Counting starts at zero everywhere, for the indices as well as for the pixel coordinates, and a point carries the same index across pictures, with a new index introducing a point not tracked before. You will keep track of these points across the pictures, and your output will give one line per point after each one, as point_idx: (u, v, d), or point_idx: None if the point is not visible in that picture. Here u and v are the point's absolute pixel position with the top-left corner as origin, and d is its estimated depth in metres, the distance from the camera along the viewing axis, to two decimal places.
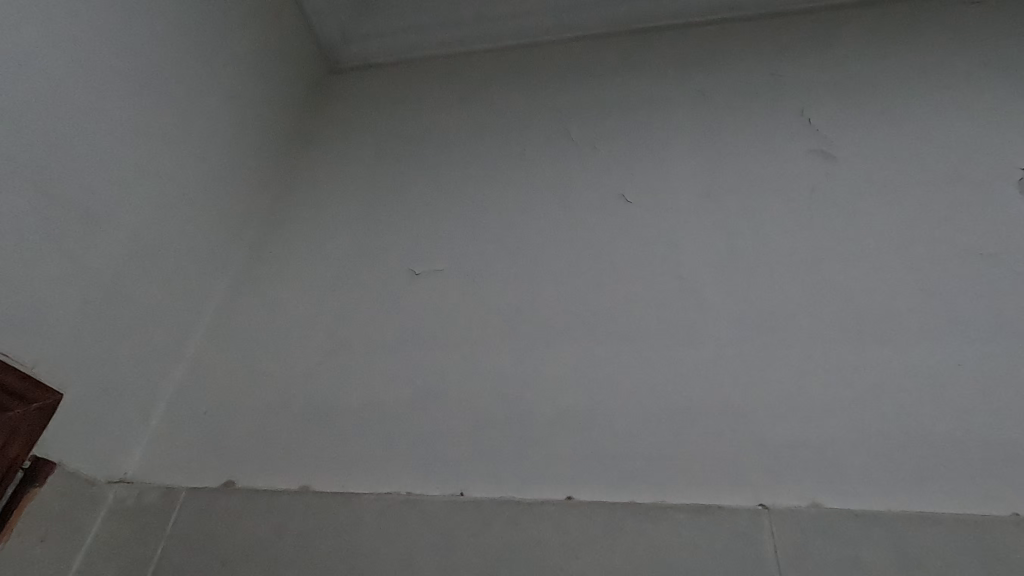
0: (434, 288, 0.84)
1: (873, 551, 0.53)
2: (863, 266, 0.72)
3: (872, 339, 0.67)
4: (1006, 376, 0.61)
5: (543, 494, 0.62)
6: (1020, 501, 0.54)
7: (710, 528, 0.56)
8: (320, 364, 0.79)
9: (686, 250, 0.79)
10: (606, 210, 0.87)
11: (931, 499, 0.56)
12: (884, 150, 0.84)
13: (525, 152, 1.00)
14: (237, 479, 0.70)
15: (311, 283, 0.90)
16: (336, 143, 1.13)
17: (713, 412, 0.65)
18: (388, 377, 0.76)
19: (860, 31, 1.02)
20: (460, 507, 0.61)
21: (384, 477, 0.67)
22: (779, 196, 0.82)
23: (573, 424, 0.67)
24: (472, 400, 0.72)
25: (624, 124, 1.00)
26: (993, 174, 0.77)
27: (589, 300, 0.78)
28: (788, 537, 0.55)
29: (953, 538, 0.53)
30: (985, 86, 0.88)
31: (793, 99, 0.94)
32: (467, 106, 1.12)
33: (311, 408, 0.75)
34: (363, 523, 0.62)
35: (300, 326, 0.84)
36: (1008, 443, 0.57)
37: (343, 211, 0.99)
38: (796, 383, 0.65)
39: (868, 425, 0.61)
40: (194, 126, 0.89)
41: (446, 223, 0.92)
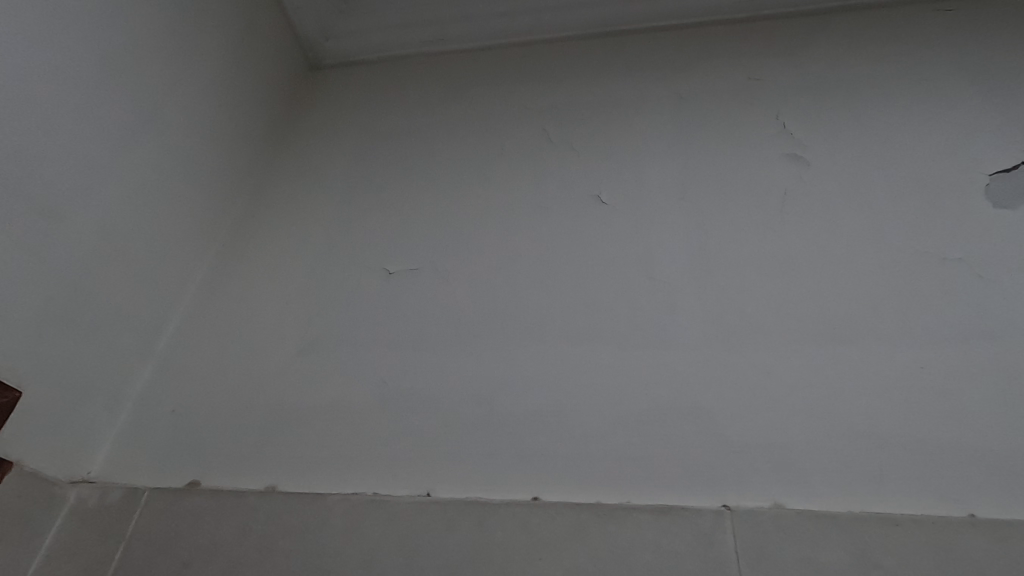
0: (406, 286, 0.83)
1: (832, 551, 0.53)
2: (830, 272, 0.74)
3: (838, 345, 0.68)
4: (963, 381, 0.63)
5: (509, 495, 0.62)
6: (973, 502, 0.55)
7: (672, 528, 0.56)
8: (290, 365, 0.78)
9: (659, 252, 0.80)
10: (583, 207, 0.87)
11: (890, 503, 0.56)
12: (854, 156, 0.85)
13: (503, 147, 0.98)
14: (203, 479, 0.69)
15: (282, 280, 0.88)
16: (312, 136, 1.10)
17: (681, 417, 0.65)
18: (359, 375, 0.75)
19: (836, 36, 1.03)
20: (426, 507, 0.61)
21: (351, 477, 0.66)
22: (752, 200, 0.83)
23: (542, 425, 0.67)
24: (441, 401, 0.71)
25: (603, 118, 0.99)
26: (956, 184, 0.79)
27: (562, 299, 0.77)
28: (749, 538, 0.55)
29: (909, 539, 0.53)
30: (953, 95, 0.90)
31: (771, 100, 0.95)
32: (446, 97, 1.10)
33: (280, 408, 0.74)
34: (328, 524, 0.61)
35: (271, 324, 0.83)
36: (963, 447, 0.59)
37: (317, 206, 0.97)
38: (765, 390, 0.66)
39: (831, 429, 0.62)
40: (165, 111, 0.86)
41: (421, 219, 0.91)
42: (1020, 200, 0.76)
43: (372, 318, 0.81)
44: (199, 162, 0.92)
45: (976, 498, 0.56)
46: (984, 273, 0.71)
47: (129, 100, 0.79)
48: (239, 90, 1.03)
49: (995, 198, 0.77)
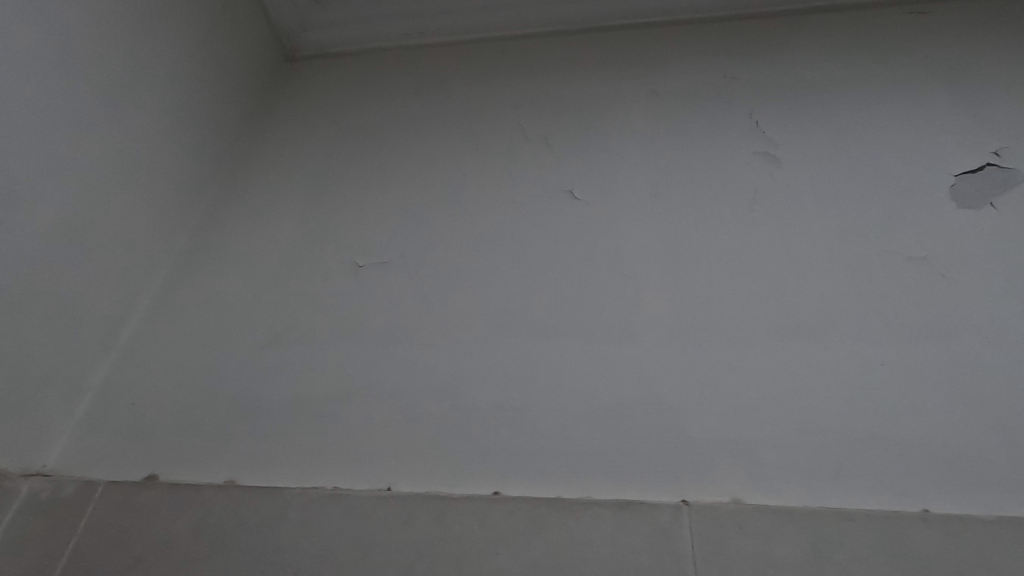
0: (376, 279, 0.82)
1: (786, 547, 0.54)
2: (796, 270, 0.74)
3: (801, 341, 0.68)
4: (922, 377, 0.64)
5: (470, 490, 0.62)
6: (927, 498, 0.56)
7: (630, 523, 0.56)
8: (255, 358, 0.77)
9: (629, 248, 0.80)
10: (555, 203, 0.87)
11: (846, 498, 0.57)
12: (824, 155, 0.86)
13: (478, 142, 0.97)
14: (161, 473, 0.68)
15: (250, 272, 0.86)
16: (286, 128, 1.09)
17: (644, 412, 0.65)
18: (324, 369, 0.74)
19: (811, 36, 1.03)
20: (386, 501, 0.61)
21: (311, 472, 0.66)
22: (723, 197, 0.83)
23: (507, 419, 0.67)
24: (405, 394, 0.70)
25: (578, 113, 0.98)
26: (922, 184, 0.80)
27: (530, 294, 0.77)
28: (705, 533, 0.55)
29: (863, 535, 0.54)
30: (924, 97, 0.90)
31: (745, 98, 0.95)
32: (423, 90, 1.09)
33: (243, 401, 0.73)
34: (286, 518, 0.61)
35: (238, 316, 0.82)
36: (919, 443, 0.60)
37: (288, 197, 0.96)
38: (728, 387, 0.66)
39: (791, 425, 0.62)
40: (132, 99, 0.84)
41: (393, 212, 0.90)
42: (984, 201, 0.77)
43: (340, 311, 0.80)
44: (167, 151, 0.91)
45: (930, 494, 0.56)
46: (946, 272, 0.71)
47: (93, 86, 0.78)
48: (211, 79, 1.01)
49: (960, 199, 0.78)
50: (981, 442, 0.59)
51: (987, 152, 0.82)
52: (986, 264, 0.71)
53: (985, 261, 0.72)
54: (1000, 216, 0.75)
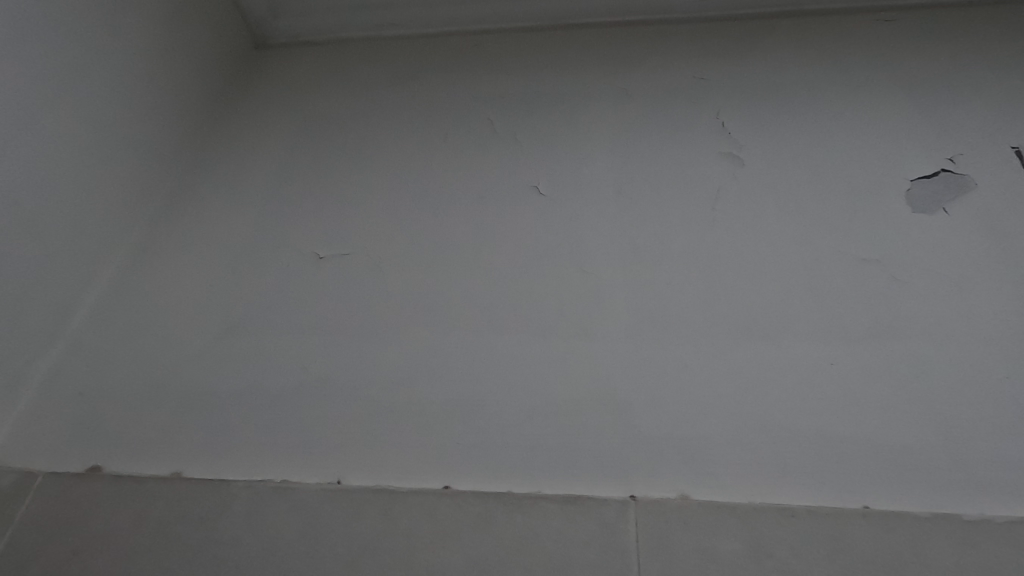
0: (337, 270, 0.81)
1: (729, 542, 0.54)
2: (754, 270, 0.75)
3: (755, 339, 0.69)
4: (870, 376, 0.65)
5: (420, 483, 0.61)
6: (869, 495, 0.57)
7: (577, 517, 0.56)
8: (209, 348, 0.75)
9: (591, 244, 0.80)
10: (520, 198, 0.86)
11: (789, 495, 0.58)
12: (786, 157, 0.86)
13: (446, 136, 0.97)
14: (105, 464, 0.66)
15: (209, 262, 0.85)
16: (253, 116, 1.07)
17: (598, 408, 0.65)
18: (278, 362, 0.73)
19: (780, 40, 1.04)
20: (334, 495, 0.60)
21: (260, 464, 0.65)
22: (685, 197, 0.83)
23: (462, 414, 0.66)
24: (360, 387, 0.70)
25: (547, 109, 0.98)
26: (880, 188, 0.81)
27: (490, 288, 0.77)
28: (650, 528, 0.55)
29: (804, 530, 0.54)
30: (887, 103, 0.92)
31: (712, 99, 0.96)
32: (393, 82, 1.08)
33: (195, 391, 0.72)
34: (230, 511, 0.60)
35: (193, 306, 0.80)
36: (864, 441, 0.61)
37: (252, 187, 0.94)
38: (682, 384, 0.66)
39: (741, 422, 0.63)
40: (88, 83, 0.82)
41: (357, 205, 0.89)
42: (937, 206, 0.79)
43: (297, 302, 0.78)
44: (123, 137, 0.88)
45: (871, 492, 0.57)
46: (898, 275, 0.73)
47: (44, 68, 0.76)
48: (173, 65, 0.99)
49: (915, 203, 0.80)
50: (922, 440, 0.60)
51: (942, 158, 0.84)
52: (935, 267, 0.73)
53: (935, 265, 0.73)
54: (953, 221, 0.77)
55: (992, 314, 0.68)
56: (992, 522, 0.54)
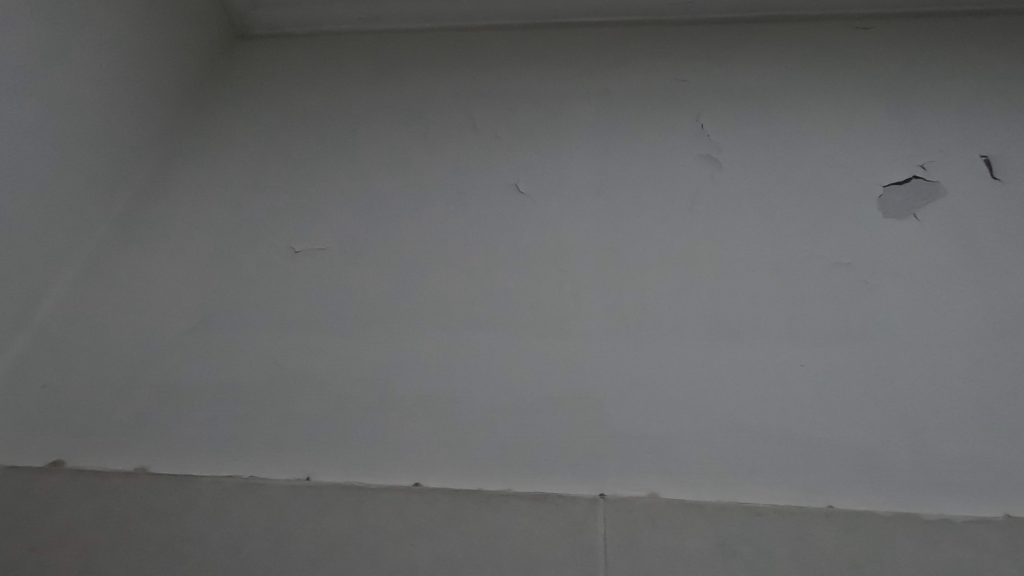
0: (313, 264, 0.80)
1: (696, 540, 0.55)
2: (729, 271, 0.76)
3: (729, 339, 0.70)
4: (840, 377, 0.66)
5: (391, 480, 0.61)
6: (834, 495, 0.58)
7: (547, 515, 0.57)
8: (179, 341, 0.74)
9: (568, 242, 0.80)
10: (499, 196, 0.86)
11: (757, 494, 0.58)
12: (764, 160, 0.87)
13: (427, 132, 0.96)
14: (68, 459, 0.65)
15: (181, 254, 0.83)
16: (230, 107, 1.05)
17: (571, 407, 0.65)
18: (250, 355, 0.72)
19: (761, 44, 1.05)
20: (302, 491, 0.60)
21: (228, 459, 0.64)
22: (663, 198, 0.84)
23: (435, 411, 0.66)
24: (333, 383, 0.69)
25: (528, 107, 0.98)
26: (854, 193, 0.83)
27: (468, 285, 0.76)
28: (619, 526, 0.56)
29: (770, 529, 0.55)
30: (863, 109, 0.93)
31: (692, 101, 0.96)
32: (375, 76, 1.07)
33: (163, 385, 0.70)
34: (195, 506, 0.59)
35: (164, 298, 0.79)
36: (832, 442, 0.62)
37: (228, 178, 0.93)
38: (656, 382, 0.67)
39: (712, 422, 0.64)
40: (56, 69, 0.80)
41: (334, 199, 0.88)
42: (909, 211, 0.80)
43: (271, 296, 0.78)
44: (93, 126, 0.86)
45: (836, 491, 0.58)
46: (869, 278, 0.74)
47: (9, 53, 0.74)
48: (148, 53, 0.97)
49: (887, 208, 0.81)
50: (887, 442, 0.61)
51: (915, 165, 0.85)
52: (904, 272, 0.74)
53: (903, 269, 0.75)
54: (922, 227, 0.78)
55: (957, 319, 0.70)
56: (950, 521, 0.55)
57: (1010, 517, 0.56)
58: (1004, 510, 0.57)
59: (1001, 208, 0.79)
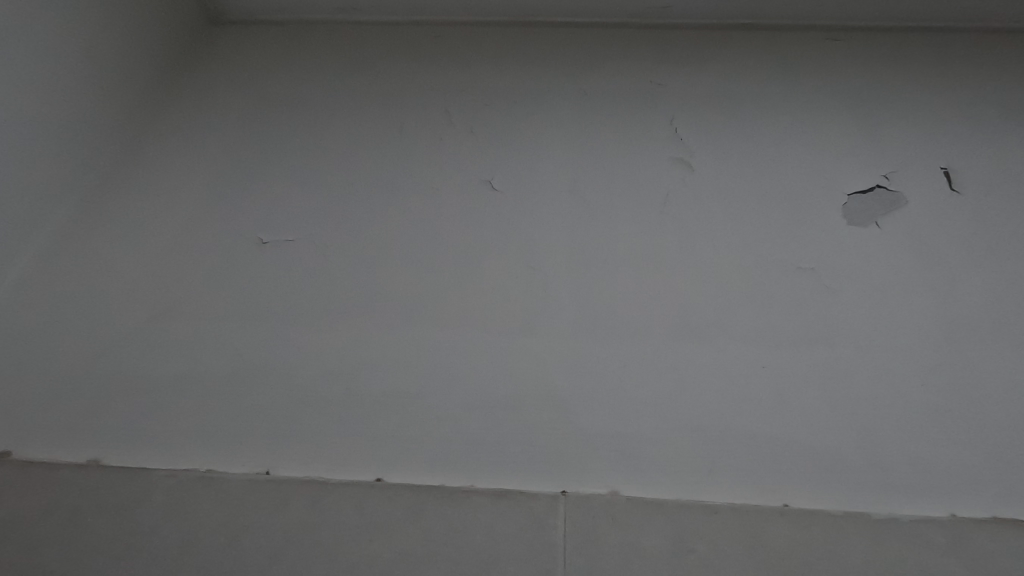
0: (280, 256, 0.79)
1: (654, 537, 0.55)
2: (697, 273, 0.77)
3: (694, 339, 0.71)
4: (800, 380, 0.67)
5: (353, 475, 0.60)
6: (790, 493, 0.59)
7: (508, 511, 0.57)
8: (137, 331, 0.72)
9: (540, 240, 0.80)
10: (472, 192, 0.86)
11: (716, 492, 0.59)
12: (734, 164, 0.89)
13: (402, 126, 0.95)
14: (16, 450, 0.63)
15: (142, 241, 0.81)
16: (200, 93, 1.02)
17: (536, 404, 0.65)
18: (212, 347, 0.71)
19: (737, 51, 1.06)
20: (260, 486, 0.59)
21: (185, 453, 0.63)
22: (636, 199, 0.85)
23: (400, 406, 0.65)
24: (296, 377, 0.68)
25: (504, 105, 0.98)
26: (820, 200, 0.85)
27: (438, 281, 0.76)
28: (579, 523, 0.56)
29: (726, 527, 0.56)
30: (832, 118, 0.95)
31: (667, 105, 0.97)
32: (351, 68, 1.05)
33: (119, 376, 0.68)
34: (147, 500, 0.58)
35: (123, 287, 0.76)
36: (790, 443, 0.63)
37: (195, 166, 0.91)
38: (621, 381, 0.67)
39: (675, 421, 0.64)
40: (12, 50, 0.78)
41: (304, 190, 0.87)
42: (871, 219, 0.83)
43: (235, 288, 0.76)
44: (53, 109, 0.83)
45: (792, 490, 0.60)
46: (830, 283, 0.76)
47: None
48: (113, 35, 0.95)
49: (851, 216, 0.83)
50: (843, 443, 0.63)
51: (878, 175, 0.87)
52: (865, 278, 0.76)
53: (864, 276, 0.77)
54: (883, 235, 0.81)
55: (913, 325, 0.72)
56: (897, 520, 0.57)
57: (955, 517, 0.58)
58: (950, 509, 0.59)
59: (959, 219, 0.82)
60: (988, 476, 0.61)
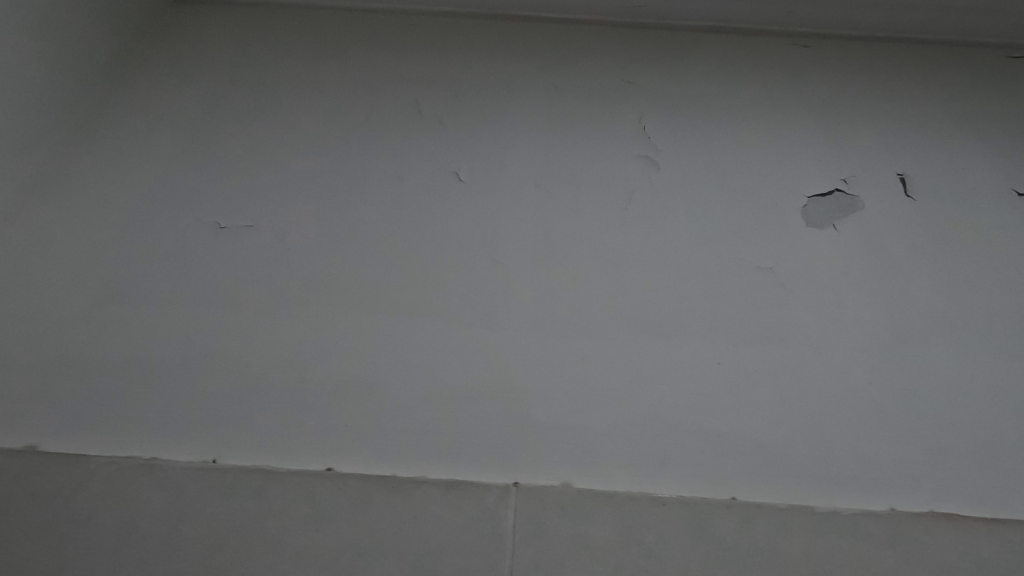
0: (237, 241, 0.77)
1: (601, 528, 0.56)
2: (658, 270, 0.77)
3: (652, 333, 0.71)
4: (753, 376, 0.69)
5: (302, 464, 0.60)
6: (737, 487, 0.61)
7: (457, 503, 0.57)
8: (82, 314, 0.70)
9: (504, 233, 0.80)
10: (437, 183, 0.85)
11: (666, 484, 0.60)
12: (699, 164, 0.90)
13: (369, 114, 0.94)
14: None
15: (92, 221, 0.79)
16: (161, 72, 0.99)
17: (492, 397, 0.65)
18: (160, 332, 0.69)
19: (706, 53, 1.07)
20: (204, 474, 0.58)
21: (127, 440, 0.61)
22: (602, 195, 0.85)
23: (355, 396, 0.65)
24: (248, 366, 0.66)
25: (475, 97, 0.97)
26: (780, 201, 0.86)
27: (398, 271, 0.75)
28: (528, 514, 0.57)
29: (672, 520, 0.57)
30: (796, 122, 0.96)
31: (635, 103, 0.98)
32: (320, 54, 1.03)
33: (60, 359, 0.66)
34: (86, 488, 0.57)
35: (68, 268, 0.74)
36: (742, 438, 0.64)
37: (152, 146, 0.88)
38: (578, 374, 0.67)
39: (630, 415, 0.65)
40: None
41: (266, 176, 0.85)
42: (828, 222, 0.84)
43: (189, 273, 0.74)
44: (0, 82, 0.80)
45: (739, 483, 0.61)
46: (787, 283, 0.77)
47: None
48: (68, 7, 0.91)
49: (809, 218, 0.85)
50: (791, 439, 0.64)
51: (837, 178, 0.89)
52: (820, 279, 0.78)
53: (819, 276, 0.78)
54: (839, 238, 0.82)
55: (863, 326, 0.74)
56: (837, 513, 0.59)
57: (894, 511, 0.60)
58: (890, 503, 0.60)
59: (911, 224, 0.84)
60: (927, 472, 0.63)
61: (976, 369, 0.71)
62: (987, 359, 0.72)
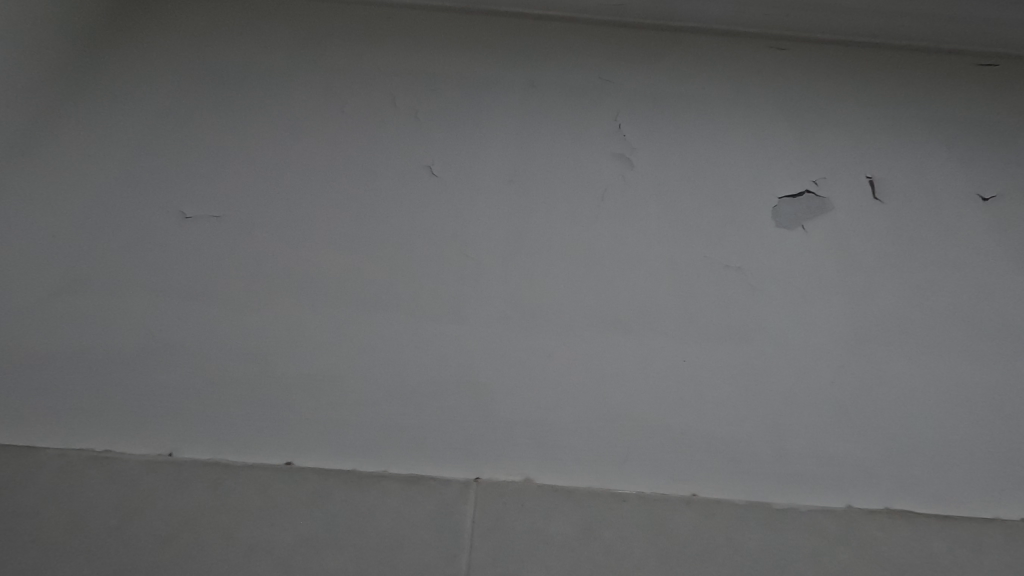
0: (202, 231, 0.76)
1: (561, 524, 0.56)
2: (628, 267, 0.77)
3: (620, 331, 0.71)
4: (718, 375, 0.69)
5: (260, 459, 0.59)
6: (697, 483, 0.61)
7: (417, 498, 0.57)
8: (38, 304, 0.68)
9: (475, 228, 0.79)
10: (409, 177, 0.84)
11: (627, 480, 0.61)
12: (673, 163, 0.90)
13: (344, 107, 0.92)
14: None
15: (51, 208, 0.77)
16: (132, 58, 0.96)
17: (457, 392, 0.65)
18: (119, 323, 0.67)
19: (684, 53, 1.08)
20: (159, 468, 0.57)
21: (79, 432, 0.60)
22: (575, 191, 0.85)
23: (317, 390, 0.64)
24: (209, 358, 0.65)
25: (451, 92, 0.96)
26: (751, 202, 0.87)
27: (366, 265, 0.74)
28: (487, 509, 0.57)
29: (632, 516, 0.57)
30: (769, 124, 0.97)
31: (611, 101, 0.98)
32: (296, 44, 1.01)
33: (13, 350, 0.64)
34: (37, 482, 0.56)
35: (25, 256, 0.72)
36: (704, 436, 0.64)
37: (119, 134, 0.86)
38: (545, 371, 0.67)
39: (595, 411, 0.65)
40: None
41: (235, 166, 0.83)
42: (798, 223, 0.85)
43: (151, 262, 0.73)
44: None
45: (700, 480, 0.61)
46: (755, 282, 0.78)
47: None
48: None
49: (779, 219, 0.85)
50: (753, 437, 0.65)
51: (808, 180, 0.90)
52: (787, 280, 0.79)
53: (786, 277, 0.79)
54: (807, 239, 0.83)
55: (828, 326, 0.75)
56: (795, 510, 0.60)
57: (850, 508, 0.61)
58: (846, 500, 0.61)
59: (878, 226, 0.85)
60: (883, 470, 0.64)
61: (935, 370, 0.72)
62: (945, 361, 0.73)
